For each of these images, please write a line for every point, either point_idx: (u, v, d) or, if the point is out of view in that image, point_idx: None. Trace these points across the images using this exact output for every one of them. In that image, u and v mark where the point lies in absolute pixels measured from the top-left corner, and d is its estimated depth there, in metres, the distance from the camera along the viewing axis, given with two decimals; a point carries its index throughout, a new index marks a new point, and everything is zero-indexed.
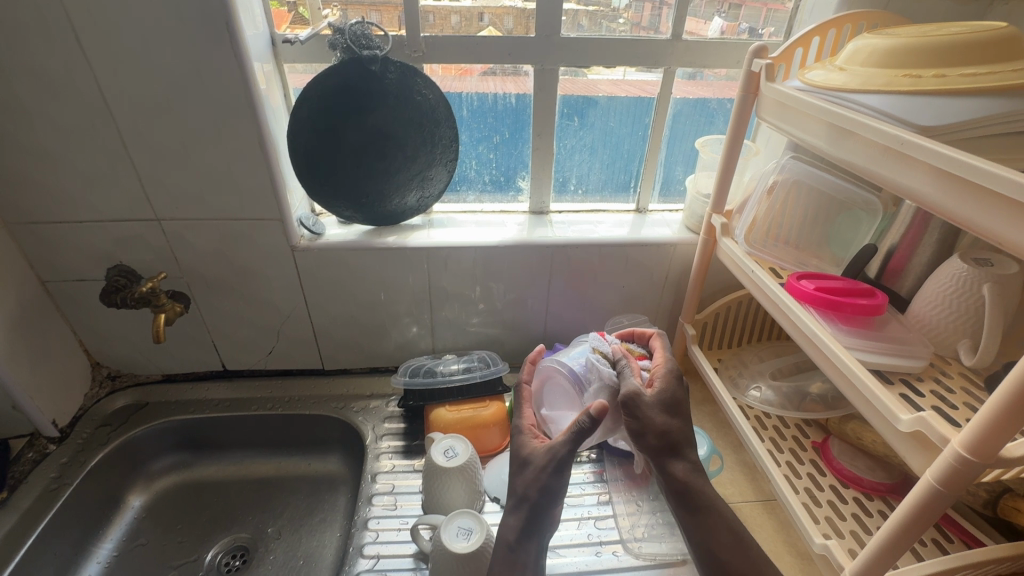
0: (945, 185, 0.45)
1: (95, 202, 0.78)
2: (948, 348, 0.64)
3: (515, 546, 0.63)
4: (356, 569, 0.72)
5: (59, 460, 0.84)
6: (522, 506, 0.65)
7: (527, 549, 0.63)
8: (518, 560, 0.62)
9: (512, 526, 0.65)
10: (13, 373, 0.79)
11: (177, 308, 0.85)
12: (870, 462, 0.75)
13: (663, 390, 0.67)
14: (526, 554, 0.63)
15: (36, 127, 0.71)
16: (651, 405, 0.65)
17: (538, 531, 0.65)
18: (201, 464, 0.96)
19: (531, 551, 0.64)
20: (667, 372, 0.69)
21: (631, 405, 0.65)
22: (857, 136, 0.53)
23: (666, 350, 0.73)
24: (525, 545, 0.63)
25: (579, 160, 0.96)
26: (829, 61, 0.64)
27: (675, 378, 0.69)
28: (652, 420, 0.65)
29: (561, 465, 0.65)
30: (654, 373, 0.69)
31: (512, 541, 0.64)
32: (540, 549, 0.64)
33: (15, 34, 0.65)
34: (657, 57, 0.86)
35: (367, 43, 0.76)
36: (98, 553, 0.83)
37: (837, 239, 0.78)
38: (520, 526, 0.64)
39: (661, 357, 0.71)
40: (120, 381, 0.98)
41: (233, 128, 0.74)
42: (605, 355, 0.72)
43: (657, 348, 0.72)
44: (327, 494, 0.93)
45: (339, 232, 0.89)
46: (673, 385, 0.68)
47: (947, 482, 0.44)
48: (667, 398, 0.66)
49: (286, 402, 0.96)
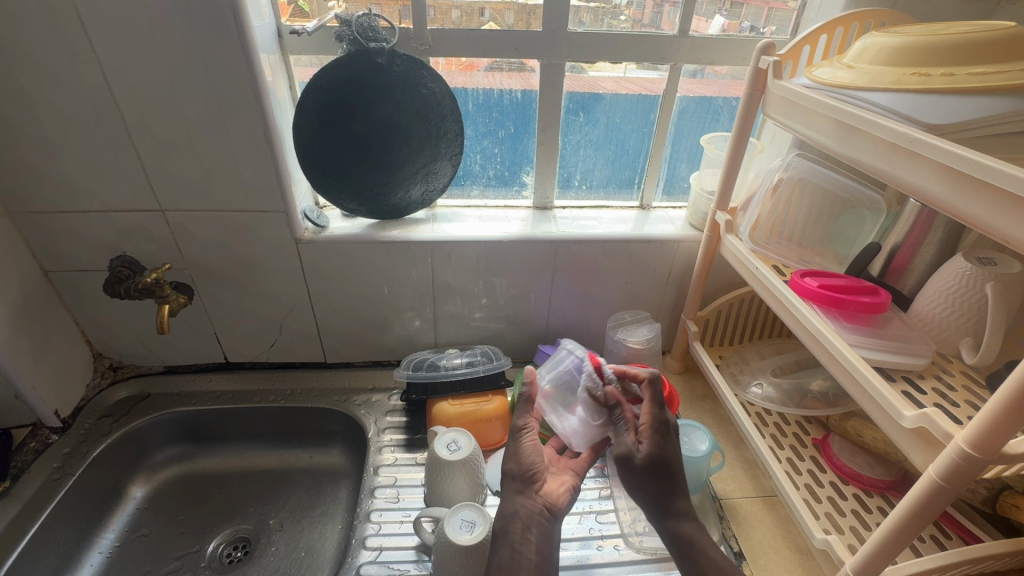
0: (950, 182, 0.45)
1: (99, 191, 0.78)
2: (950, 346, 0.64)
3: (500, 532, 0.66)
4: (358, 561, 0.72)
5: (61, 450, 0.84)
6: (507, 487, 0.71)
7: (511, 529, 0.66)
8: (501, 541, 0.65)
9: (499, 507, 0.69)
10: (16, 362, 0.79)
11: (181, 299, 0.85)
12: (870, 459, 0.76)
13: (651, 450, 0.68)
14: (510, 535, 0.65)
15: (40, 116, 0.71)
16: (642, 469, 0.68)
17: (522, 512, 0.68)
18: (203, 455, 0.96)
19: (516, 533, 0.66)
20: (657, 429, 0.69)
21: (624, 467, 0.69)
22: (864, 133, 0.54)
23: (656, 399, 0.70)
24: (509, 527, 0.66)
25: (583, 156, 0.96)
26: (837, 59, 0.64)
27: (663, 431, 0.69)
28: (646, 487, 0.68)
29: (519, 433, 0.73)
30: (642, 428, 0.70)
31: (497, 526, 0.67)
32: (524, 531, 0.66)
33: (21, 22, 0.65)
34: (664, 53, 0.86)
35: (374, 36, 0.76)
36: (100, 543, 0.83)
37: (840, 237, 0.79)
38: (506, 508, 0.68)
39: (648, 410, 0.70)
40: (122, 372, 0.98)
41: (239, 120, 0.74)
42: (597, 395, 0.73)
43: (646, 401, 0.70)
44: (329, 486, 0.93)
45: (343, 226, 0.89)
46: (663, 442, 0.69)
47: (950, 478, 0.45)
48: (655, 460, 0.68)
49: (288, 395, 0.96)
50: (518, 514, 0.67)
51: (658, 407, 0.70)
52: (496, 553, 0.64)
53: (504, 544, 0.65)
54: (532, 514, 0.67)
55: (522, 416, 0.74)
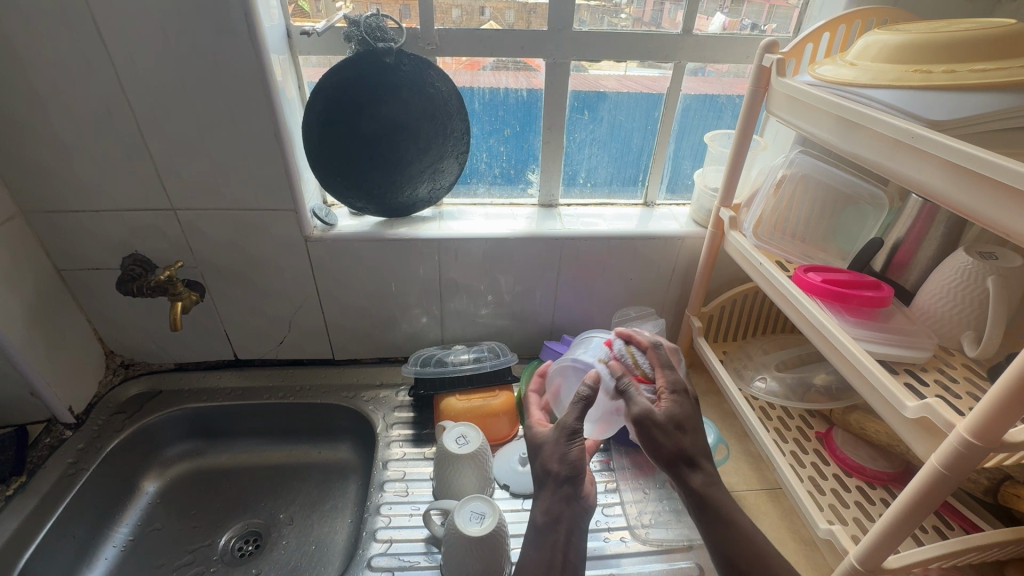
0: (952, 177, 0.46)
1: (112, 191, 0.79)
2: (952, 339, 0.65)
3: (541, 528, 0.66)
4: (370, 553, 0.73)
5: (76, 446, 0.86)
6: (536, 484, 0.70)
7: (554, 530, 0.65)
8: (546, 542, 0.65)
9: (541, 507, 0.66)
10: (30, 359, 0.80)
11: (192, 297, 0.86)
12: (873, 451, 0.77)
13: (671, 410, 0.63)
14: (554, 537, 0.65)
15: (55, 116, 0.72)
16: (665, 424, 0.62)
17: (565, 512, 0.66)
18: (213, 451, 0.98)
19: (559, 535, 0.65)
20: (675, 391, 0.65)
21: (642, 422, 0.62)
22: (867, 130, 0.55)
23: (668, 366, 0.67)
24: (553, 527, 0.65)
25: (588, 154, 0.97)
26: (839, 57, 0.65)
27: (684, 396, 0.65)
28: (664, 444, 0.62)
29: (573, 434, 0.65)
30: (664, 386, 0.66)
31: (540, 523, 0.66)
32: (569, 534, 0.65)
33: (37, 24, 0.66)
34: (668, 52, 0.87)
35: (381, 36, 0.77)
36: (115, 537, 0.85)
37: (843, 233, 0.80)
38: (548, 507, 0.66)
39: (664, 374, 0.66)
40: (133, 369, 0.99)
41: (250, 120, 0.75)
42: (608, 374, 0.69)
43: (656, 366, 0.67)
44: (338, 481, 0.95)
45: (351, 224, 0.90)
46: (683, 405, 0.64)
47: (952, 466, 0.46)
48: (676, 417, 0.63)
49: (297, 391, 0.98)
50: (565, 514, 0.65)
51: (668, 365, 0.67)
52: (537, 554, 0.65)
53: (548, 545, 0.65)
54: (575, 513, 0.66)
55: (572, 413, 0.65)
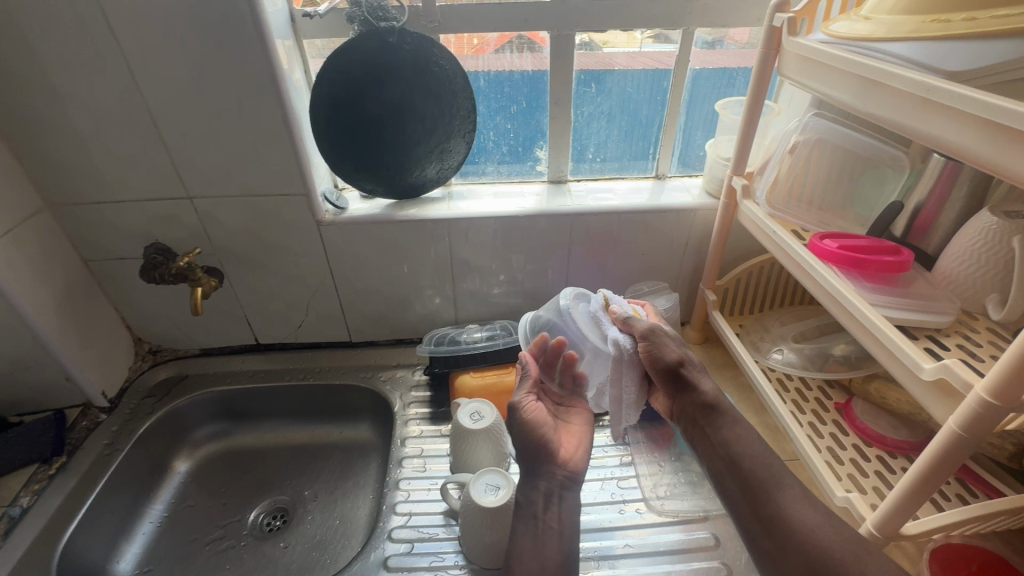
0: (972, 128, 0.44)
1: (129, 181, 0.81)
2: (976, 303, 0.63)
3: (521, 500, 0.69)
4: (390, 526, 0.76)
5: (110, 429, 0.90)
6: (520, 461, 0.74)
7: (534, 504, 0.70)
8: (526, 516, 0.68)
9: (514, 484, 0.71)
10: (63, 346, 0.84)
11: (212, 283, 0.89)
12: (894, 421, 0.75)
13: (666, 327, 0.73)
14: (532, 507, 0.69)
15: (71, 111, 0.75)
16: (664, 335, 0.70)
17: (542, 488, 0.71)
18: (239, 433, 1.01)
19: (538, 505, 0.70)
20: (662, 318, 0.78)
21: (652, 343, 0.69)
22: (882, 85, 0.53)
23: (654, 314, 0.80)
24: (530, 499, 0.70)
25: (596, 128, 0.96)
26: (854, 12, 0.63)
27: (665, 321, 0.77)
28: (670, 352, 0.70)
29: (518, 408, 0.73)
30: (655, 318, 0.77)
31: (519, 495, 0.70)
32: (548, 502, 0.70)
33: (51, 19, 0.68)
34: (676, 18, 0.84)
35: (384, 15, 0.79)
36: (151, 513, 0.89)
37: (861, 198, 0.77)
38: (523, 485, 0.71)
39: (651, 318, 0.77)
40: (160, 355, 1.03)
41: (258, 106, 0.76)
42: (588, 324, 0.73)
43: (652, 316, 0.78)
44: (359, 459, 0.97)
45: (361, 206, 0.91)
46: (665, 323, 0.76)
47: (969, 428, 0.45)
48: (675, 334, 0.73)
49: (318, 373, 1.00)
50: (539, 484, 0.71)
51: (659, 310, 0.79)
52: (522, 526, 0.68)
53: (529, 517, 0.68)
54: (551, 484, 0.72)
55: (521, 392, 0.75)
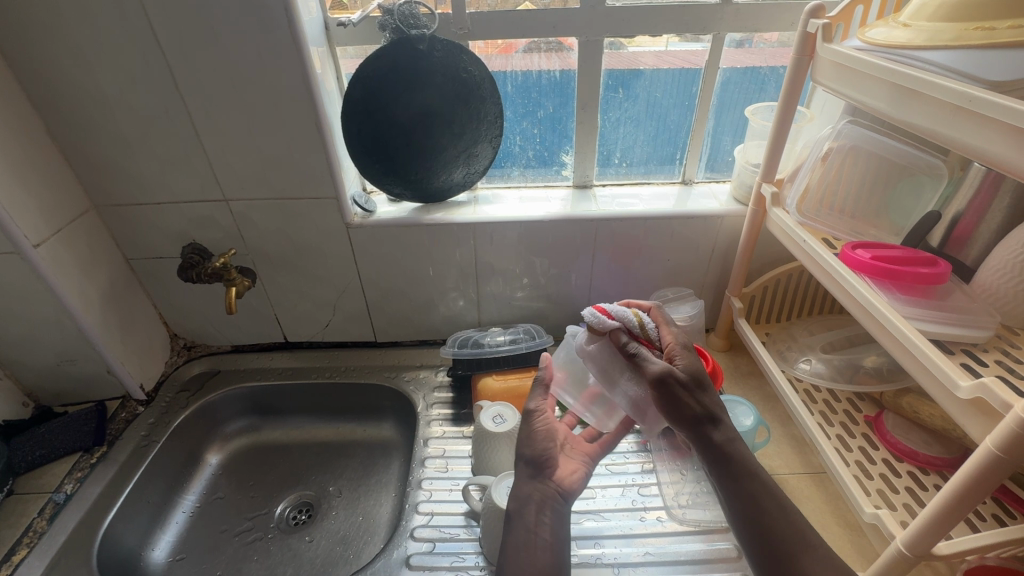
0: (1015, 140, 0.43)
1: (171, 184, 0.85)
2: (1017, 318, 0.61)
3: (513, 513, 0.65)
4: (412, 524, 0.77)
5: (147, 420, 0.93)
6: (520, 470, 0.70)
7: (525, 513, 0.65)
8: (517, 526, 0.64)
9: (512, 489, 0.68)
10: (106, 340, 0.88)
11: (245, 282, 0.92)
12: (927, 436, 0.73)
13: (688, 364, 0.64)
14: (524, 518, 0.65)
15: (118, 117, 0.78)
16: (683, 380, 0.62)
17: (535, 494, 0.67)
18: (268, 428, 1.04)
19: (529, 515, 0.65)
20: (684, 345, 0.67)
21: (666, 386, 0.62)
22: (920, 95, 0.52)
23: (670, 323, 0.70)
24: (523, 510, 0.65)
25: (623, 133, 0.96)
26: (892, 18, 0.61)
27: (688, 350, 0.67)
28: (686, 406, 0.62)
29: (532, 414, 0.72)
30: (670, 346, 0.66)
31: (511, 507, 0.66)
32: (538, 513, 0.65)
33: (101, 29, 0.71)
34: (706, 23, 0.84)
35: (415, 23, 0.78)
36: (184, 503, 0.92)
37: (896, 207, 0.75)
38: (519, 492, 0.67)
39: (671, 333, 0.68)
40: (195, 351, 1.06)
41: (293, 113, 0.78)
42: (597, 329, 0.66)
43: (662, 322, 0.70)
44: (382, 458, 0.99)
45: (389, 209, 0.93)
46: (690, 357, 0.65)
47: (1008, 449, 0.43)
48: (693, 368, 0.64)
49: (343, 371, 1.03)
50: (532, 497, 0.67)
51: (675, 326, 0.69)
52: (514, 536, 0.64)
53: (519, 527, 0.64)
54: (544, 496, 0.67)
55: (536, 396, 0.73)
